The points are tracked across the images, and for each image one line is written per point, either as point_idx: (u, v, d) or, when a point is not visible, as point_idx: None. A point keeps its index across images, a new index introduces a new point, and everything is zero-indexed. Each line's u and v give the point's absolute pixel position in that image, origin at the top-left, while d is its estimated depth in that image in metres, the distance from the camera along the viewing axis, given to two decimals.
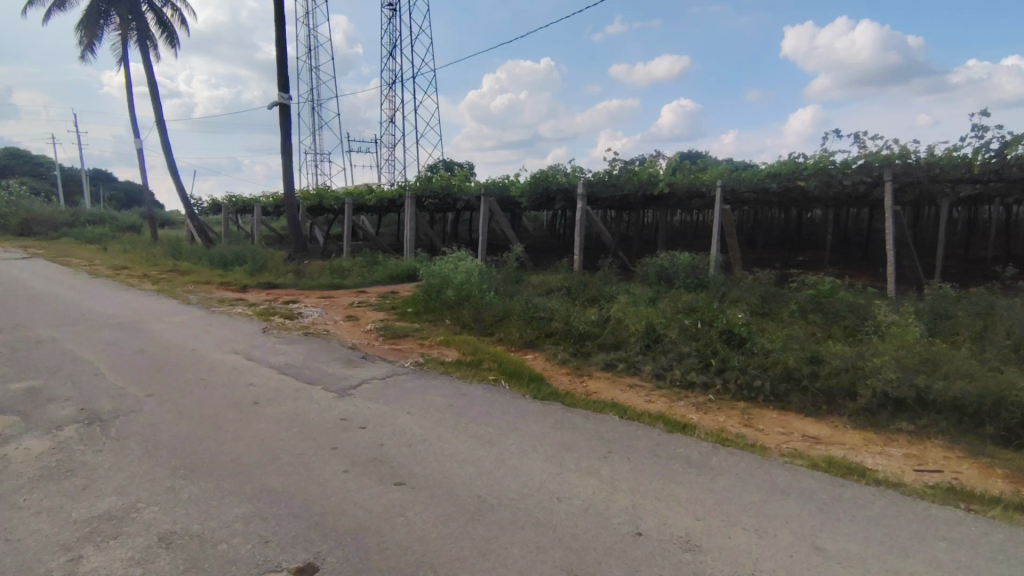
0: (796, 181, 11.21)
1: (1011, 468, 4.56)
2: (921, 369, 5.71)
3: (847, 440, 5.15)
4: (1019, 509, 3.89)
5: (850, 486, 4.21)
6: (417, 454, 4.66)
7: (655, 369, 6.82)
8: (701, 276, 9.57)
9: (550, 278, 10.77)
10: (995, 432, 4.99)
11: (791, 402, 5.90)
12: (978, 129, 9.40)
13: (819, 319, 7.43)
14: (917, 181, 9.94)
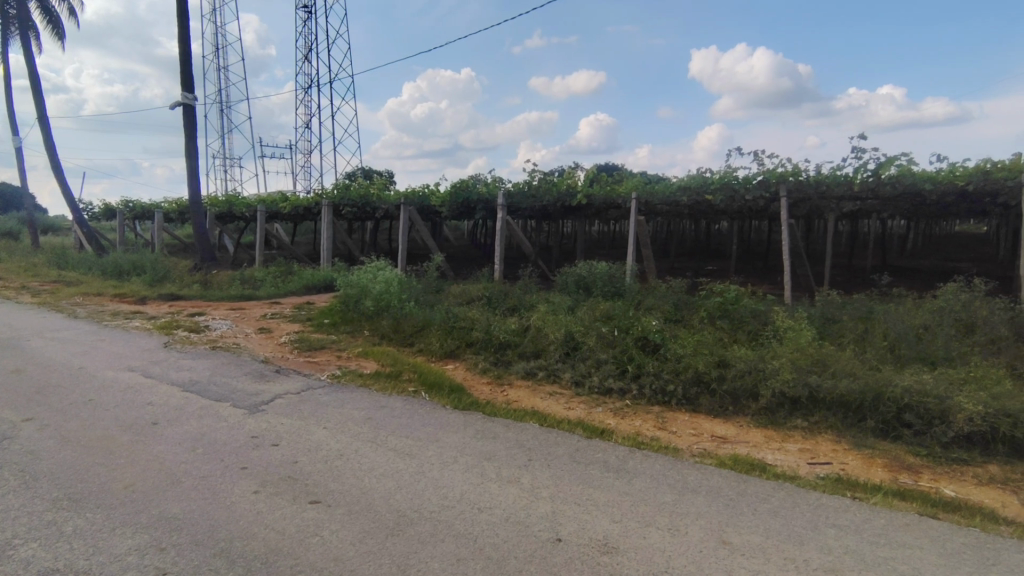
0: (703, 195, 11.92)
1: (889, 457, 5.03)
2: (813, 369, 6.19)
3: (750, 438, 5.50)
4: (896, 495, 4.30)
5: (752, 481, 4.49)
6: (334, 470, 4.51)
7: (574, 376, 6.99)
8: (617, 285, 9.92)
9: (471, 287, 10.78)
10: (875, 425, 5.49)
11: (700, 404, 6.22)
12: (857, 150, 10.41)
13: (725, 325, 7.89)
14: (808, 197, 10.85)
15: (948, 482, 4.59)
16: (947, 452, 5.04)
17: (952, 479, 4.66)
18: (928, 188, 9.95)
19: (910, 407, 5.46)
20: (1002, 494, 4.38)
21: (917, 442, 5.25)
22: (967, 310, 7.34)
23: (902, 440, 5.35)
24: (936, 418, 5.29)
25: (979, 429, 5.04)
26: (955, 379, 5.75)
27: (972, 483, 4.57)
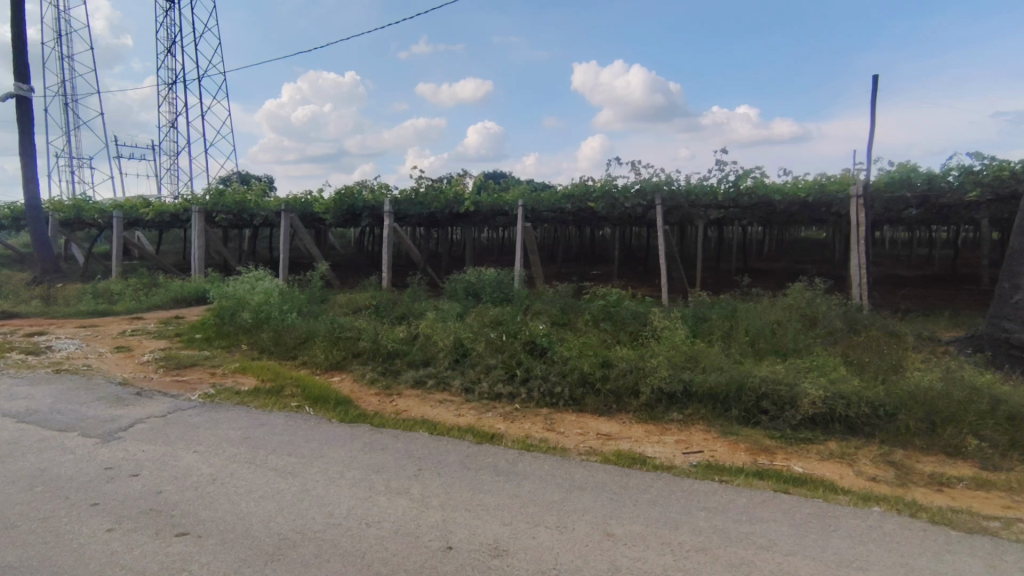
0: (586, 203, 12.49)
1: (750, 442, 5.53)
2: (686, 366, 6.67)
3: (631, 434, 5.81)
4: (756, 475, 4.74)
5: (633, 474, 4.75)
6: (205, 497, 4.17)
7: (464, 383, 7.01)
8: (506, 290, 10.08)
9: (357, 296, 10.46)
10: (739, 413, 6.01)
11: (586, 404, 6.48)
12: (720, 163, 11.41)
13: (608, 327, 8.29)
14: (680, 205, 11.71)
15: (797, 460, 5.14)
16: (797, 434, 5.64)
17: (801, 457, 5.21)
18: (778, 199, 11.12)
19: (767, 395, 6.03)
20: (841, 467, 4.97)
21: (773, 426, 5.82)
22: (812, 306, 8.26)
23: (760, 425, 5.91)
24: (788, 404, 5.89)
25: (822, 411, 5.68)
26: (802, 368, 6.45)
27: (817, 460, 5.14)
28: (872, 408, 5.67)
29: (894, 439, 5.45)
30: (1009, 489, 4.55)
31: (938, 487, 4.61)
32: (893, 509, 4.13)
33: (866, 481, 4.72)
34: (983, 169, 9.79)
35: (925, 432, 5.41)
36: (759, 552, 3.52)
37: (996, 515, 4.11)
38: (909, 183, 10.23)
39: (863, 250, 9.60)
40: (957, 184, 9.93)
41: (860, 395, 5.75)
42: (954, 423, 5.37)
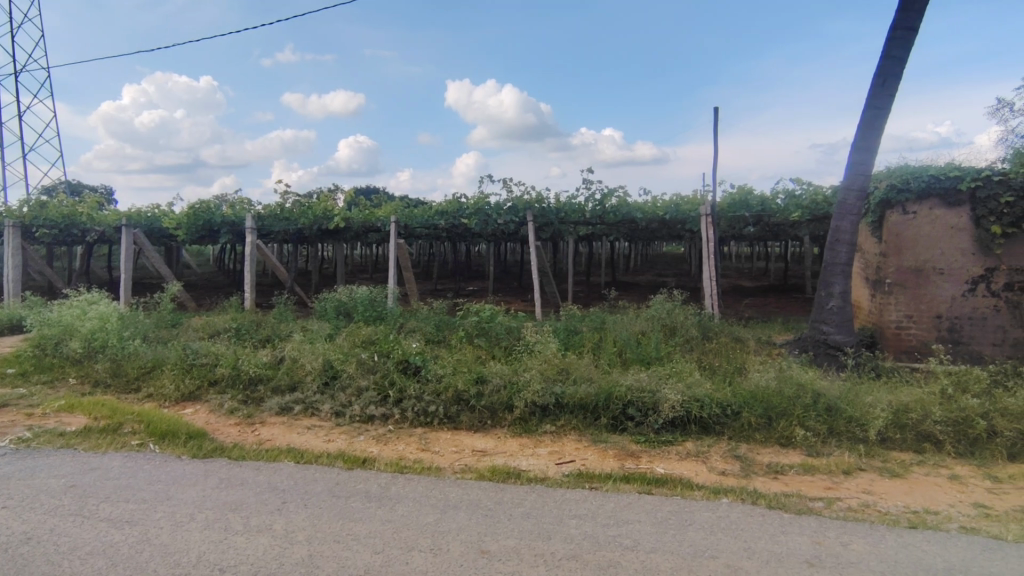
0: (460, 219, 12.62)
1: (617, 448, 5.82)
2: (557, 378, 6.89)
3: (507, 448, 5.87)
4: (623, 479, 4.98)
5: (507, 489, 4.78)
6: (17, 560, 3.57)
7: (335, 407, 6.70)
8: (379, 308, 9.80)
9: (214, 319, 9.63)
10: (607, 421, 6.31)
11: (461, 421, 6.46)
12: (586, 183, 12.07)
13: (482, 343, 8.37)
14: (550, 222, 12.20)
15: (660, 461, 5.48)
16: (659, 436, 6.03)
17: (662, 458, 5.57)
18: (639, 217, 11.96)
19: (631, 402, 6.39)
20: (696, 465, 5.37)
21: (638, 431, 6.16)
22: (670, 316, 8.93)
23: (627, 431, 6.24)
24: (650, 409, 6.28)
25: (679, 414, 6.13)
26: (661, 375, 6.93)
27: (676, 459, 5.52)
28: (721, 409, 6.20)
29: (740, 435, 6.00)
30: (831, 472, 5.19)
31: (775, 475, 5.14)
32: (739, 499, 4.53)
33: (717, 475, 5.15)
34: (803, 193, 11.25)
35: (764, 426, 6.02)
36: (625, 552, 3.67)
37: (820, 495, 4.66)
38: (747, 204, 11.48)
39: (711, 264, 10.57)
40: (784, 206, 11.31)
41: (711, 397, 6.28)
42: (786, 416, 6.03)
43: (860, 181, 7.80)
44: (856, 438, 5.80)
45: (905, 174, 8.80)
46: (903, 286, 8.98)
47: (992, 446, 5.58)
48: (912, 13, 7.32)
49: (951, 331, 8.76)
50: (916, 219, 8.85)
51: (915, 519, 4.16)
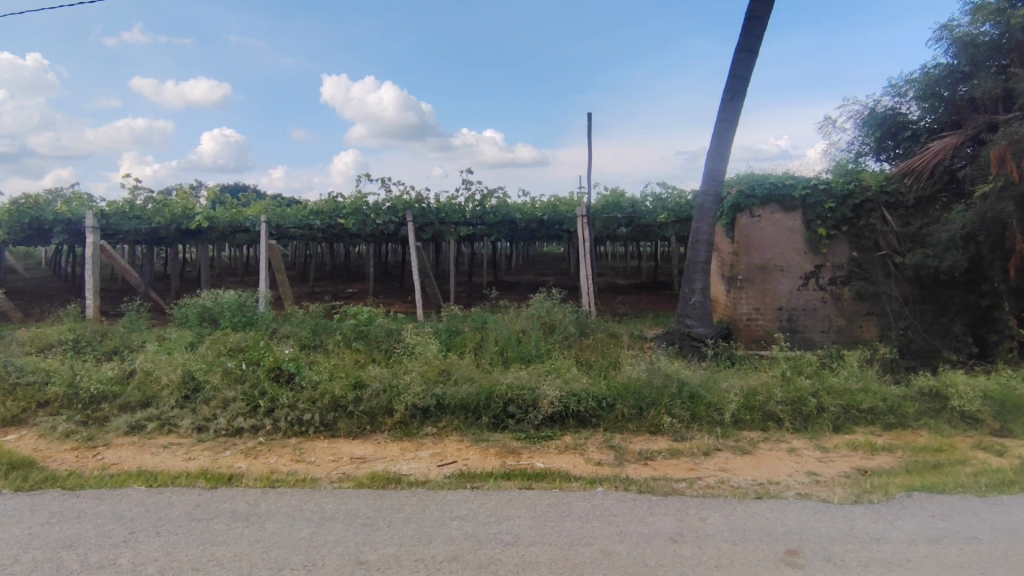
0: (337, 220, 12.17)
1: (499, 446, 5.89)
2: (438, 380, 6.85)
3: (387, 453, 5.72)
4: (504, 476, 5.05)
5: (387, 495, 4.65)
6: None
7: (196, 422, 6.15)
8: (248, 313, 9.14)
9: (46, 330, 8.45)
10: (489, 420, 6.36)
11: (339, 428, 6.21)
12: (465, 184, 12.17)
13: (361, 347, 8.10)
14: (430, 223, 12.15)
15: (539, 456, 5.63)
16: (538, 432, 6.19)
17: (541, 453, 5.72)
18: (518, 218, 12.24)
19: (512, 400, 6.50)
20: (574, 457, 5.59)
21: (518, 428, 6.29)
22: (549, 314, 9.21)
23: (508, 428, 6.34)
24: (530, 406, 6.42)
25: (558, 409, 6.34)
26: (541, 372, 7.13)
27: (555, 453, 5.70)
28: (596, 402, 6.49)
29: (613, 425, 6.32)
30: (692, 454, 5.63)
31: (645, 461, 5.49)
32: (613, 486, 4.77)
33: (593, 466, 5.38)
34: (667, 197, 12.15)
35: (635, 416, 6.39)
36: (505, 548, 3.72)
37: (683, 477, 5.05)
38: (618, 206, 12.22)
39: (587, 264, 11.05)
40: (651, 208, 12.15)
41: (587, 391, 6.57)
42: (655, 405, 6.45)
43: (714, 186, 8.55)
44: (714, 421, 6.34)
45: (751, 181, 9.79)
46: (751, 281, 9.97)
47: (822, 420, 6.35)
48: (753, 36, 8.13)
49: (791, 321, 9.87)
50: (761, 222, 9.87)
51: (761, 490, 4.64)
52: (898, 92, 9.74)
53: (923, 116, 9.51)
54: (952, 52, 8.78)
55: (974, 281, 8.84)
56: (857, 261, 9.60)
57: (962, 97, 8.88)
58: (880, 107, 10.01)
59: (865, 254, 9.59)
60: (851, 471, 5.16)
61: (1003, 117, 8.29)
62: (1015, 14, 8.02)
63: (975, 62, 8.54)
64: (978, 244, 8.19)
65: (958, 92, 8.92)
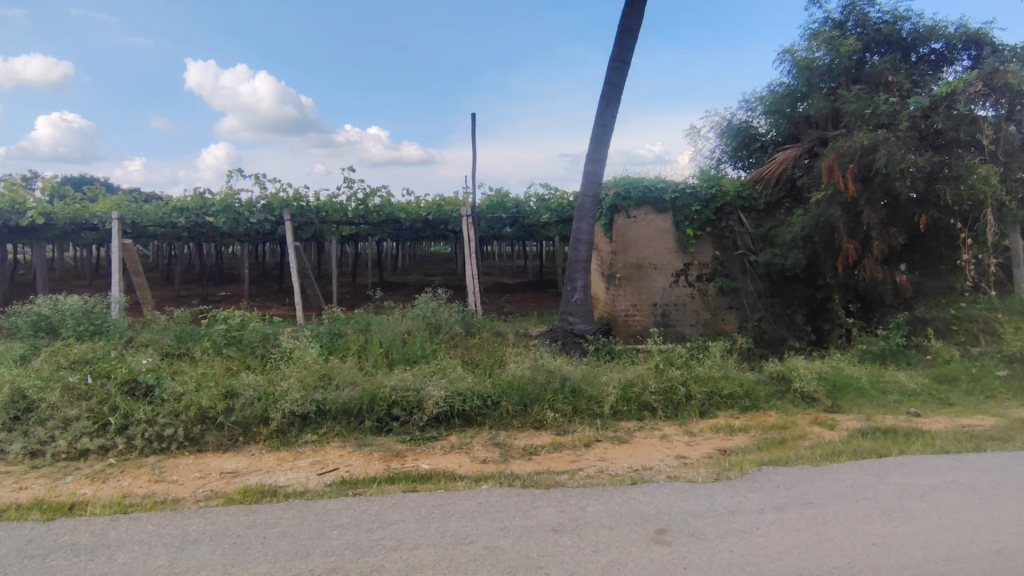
0: (204, 217, 11.25)
1: (384, 450, 5.74)
2: (318, 385, 6.56)
3: (261, 465, 5.38)
4: (387, 480, 4.94)
5: (260, 510, 4.36)
6: None
7: (30, 446, 5.42)
8: (97, 319, 8.18)
9: None
10: (373, 424, 6.20)
11: (207, 442, 5.74)
12: (348, 182, 11.75)
13: (233, 353, 7.56)
14: (310, 221, 11.59)
15: (425, 458, 5.57)
16: (423, 433, 6.12)
17: (427, 454, 5.67)
18: (402, 217, 12.00)
19: (396, 402, 6.37)
20: (459, 456, 5.60)
21: (403, 430, 6.18)
22: (435, 314, 9.15)
23: (392, 431, 6.21)
24: (415, 407, 6.34)
25: (443, 409, 6.32)
26: (426, 373, 7.07)
27: (440, 454, 5.67)
28: (482, 400, 6.55)
29: (499, 422, 6.41)
30: (574, 447, 5.85)
31: (529, 456, 5.62)
32: (497, 483, 4.83)
33: (478, 464, 5.42)
34: (550, 198, 12.53)
35: (519, 413, 6.53)
36: (388, 554, 3.64)
37: (565, 469, 5.23)
38: (503, 206, 12.57)
39: (473, 264, 11.11)
40: (535, 209, 12.48)
41: (472, 391, 6.60)
42: (539, 401, 6.63)
43: (592, 188, 8.93)
44: (594, 414, 6.64)
45: (626, 184, 10.40)
46: (628, 279, 10.56)
47: (690, 407, 6.88)
48: (626, 47, 8.61)
49: (663, 316, 10.58)
50: (635, 223, 10.49)
51: (635, 476, 4.94)
52: (751, 107, 10.78)
53: (770, 129, 10.62)
54: (793, 73, 9.88)
55: (813, 277, 9.99)
56: (719, 259, 10.53)
57: (800, 114, 9.99)
58: (736, 120, 11.03)
59: (725, 253, 10.53)
60: (713, 452, 5.64)
61: (832, 133, 9.45)
62: (842, 43, 9.16)
63: (810, 83, 9.67)
64: (815, 244, 9.28)
65: (798, 109, 10.03)
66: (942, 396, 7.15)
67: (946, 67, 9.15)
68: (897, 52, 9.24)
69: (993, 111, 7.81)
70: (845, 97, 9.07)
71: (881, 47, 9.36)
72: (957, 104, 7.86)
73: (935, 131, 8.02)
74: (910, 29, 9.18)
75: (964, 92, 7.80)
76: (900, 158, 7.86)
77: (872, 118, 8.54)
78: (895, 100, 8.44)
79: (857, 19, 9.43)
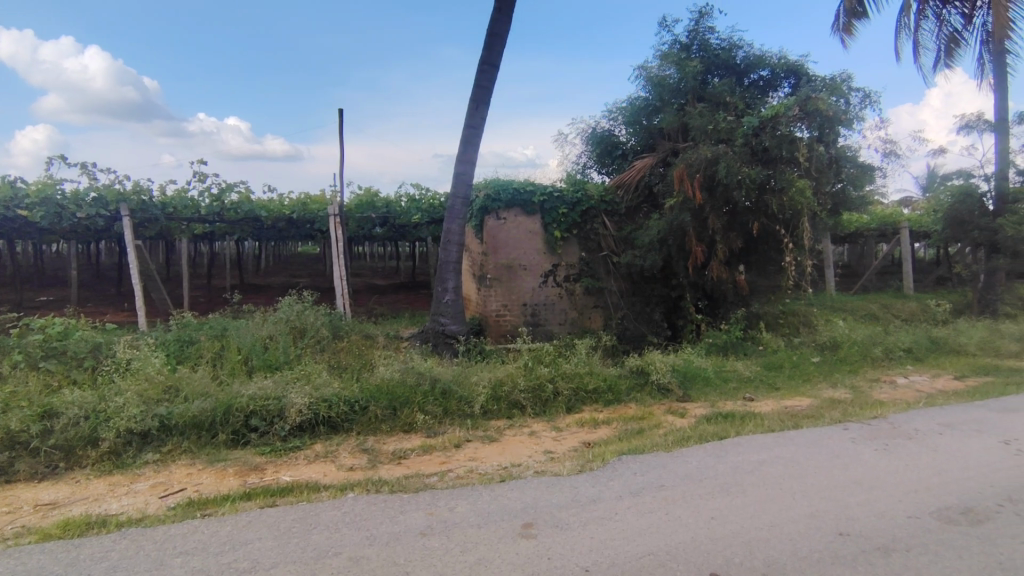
0: (16, 210, 9.74)
1: (238, 465, 5.30)
2: (161, 399, 5.95)
3: (88, 493, 4.74)
4: (242, 498, 4.57)
5: (85, 544, 3.84)
6: None
7: None
8: None
9: None
10: (227, 437, 5.72)
11: (18, 471, 4.98)
12: (198, 176, 10.77)
13: (55, 367, 6.62)
14: (154, 218, 10.46)
15: (286, 470, 5.23)
16: (285, 444, 5.76)
17: (289, 466, 5.33)
18: (263, 216, 11.22)
19: (254, 413, 5.94)
20: (324, 466, 5.34)
21: (262, 442, 5.77)
22: (300, 318, 8.66)
23: (250, 444, 5.77)
24: (276, 417, 5.96)
25: (307, 417, 6.00)
26: (289, 380, 6.67)
27: (303, 464, 5.37)
28: (349, 406, 6.31)
29: (367, 428, 6.21)
30: (444, 448, 5.83)
31: (398, 460, 5.51)
32: (364, 490, 4.67)
33: (344, 472, 5.21)
34: (421, 198, 12.38)
35: (389, 417, 6.37)
36: None
37: (434, 471, 5.20)
38: (373, 205, 12.24)
39: (341, 264, 10.66)
40: (406, 208, 12.26)
41: (339, 396, 6.34)
42: (409, 404, 6.53)
43: (462, 189, 8.98)
44: (464, 414, 6.67)
45: (496, 185, 10.62)
46: (499, 280, 10.77)
47: (557, 403, 7.15)
48: (494, 52, 8.76)
49: (532, 316, 10.91)
50: (505, 224, 10.72)
51: (504, 473, 5.03)
52: (612, 117, 11.47)
53: (630, 139, 11.37)
54: (648, 88, 10.67)
55: (667, 277, 10.83)
56: (585, 260, 11.07)
57: (654, 126, 10.82)
58: (600, 128, 11.67)
59: (591, 254, 11.10)
60: (578, 445, 5.91)
61: (682, 145, 10.34)
62: (688, 64, 10.08)
63: (663, 98, 10.50)
64: (669, 247, 10.07)
65: (652, 122, 10.85)
66: (772, 381, 8.12)
67: (772, 92, 10.39)
68: (733, 76, 10.33)
69: (808, 133, 8.98)
70: (691, 113, 9.97)
71: (721, 70, 10.41)
72: (780, 124, 8.93)
73: (763, 148, 9.03)
74: (743, 56, 10.30)
75: (785, 114, 8.89)
76: (736, 171, 8.77)
77: (714, 134, 9.47)
78: (731, 119, 9.43)
79: (700, 44, 10.40)
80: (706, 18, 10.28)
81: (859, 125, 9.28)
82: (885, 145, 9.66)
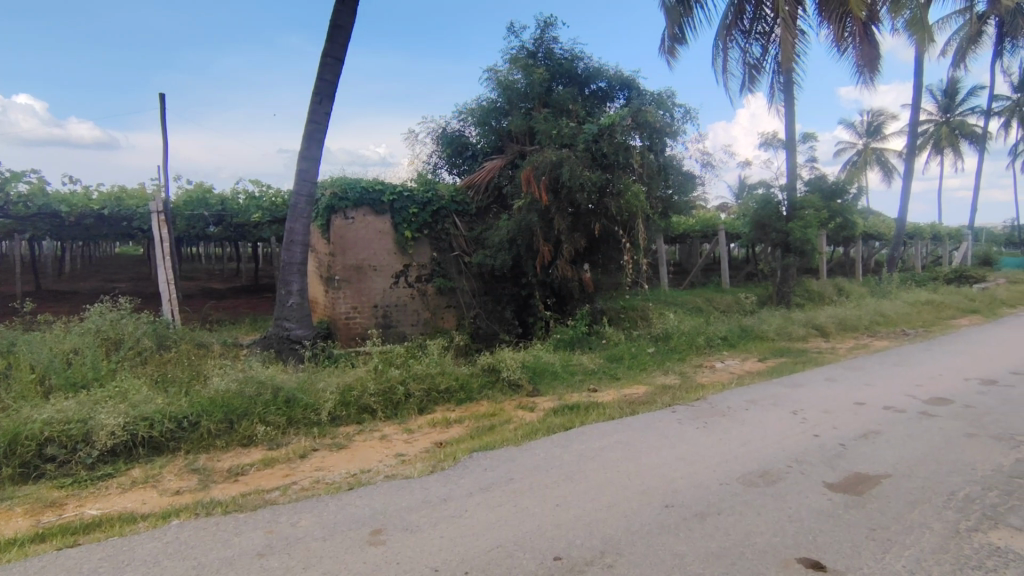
0: None
1: (29, 501, 4.53)
2: None
3: None
4: (33, 540, 3.90)
5: None
6: None
7: None
8: None
9: None
10: (12, 471, 4.87)
11: None
12: None
13: None
14: None
15: (93, 502, 4.56)
16: (93, 472, 5.03)
17: (97, 497, 4.67)
18: (64, 211, 9.71)
19: (51, 440, 5.13)
20: (143, 493, 4.74)
21: (62, 473, 4.99)
22: (114, 328, 7.63)
23: (45, 476, 4.97)
24: (80, 442, 5.19)
25: (122, 439, 5.29)
26: (99, 399, 5.84)
27: (116, 494, 4.72)
28: (174, 422, 5.66)
29: (197, 446, 5.62)
30: (287, 460, 5.48)
31: (234, 478, 5.06)
32: (191, 515, 4.22)
33: (168, 497, 4.67)
34: (262, 197, 11.46)
35: (224, 431, 5.83)
36: None
37: (276, 485, 4.85)
38: (204, 203, 11.07)
39: (168, 267, 9.54)
40: (243, 206, 11.28)
41: (161, 413, 5.67)
42: (247, 416, 6.04)
43: (306, 186, 8.50)
44: (311, 422, 6.32)
45: (343, 184, 10.20)
46: (348, 281, 10.35)
47: (409, 404, 7.05)
48: (338, 44, 8.41)
49: (384, 317, 10.67)
50: (354, 223, 10.35)
51: (352, 481, 4.86)
52: (462, 118, 11.60)
53: (479, 140, 11.55)
54: (496, 91, 10.95)
55: (517, 276, 11.20)
56: (437, 260, 11.06)
57: (503, 128, 11.14)
58: (450, 129, 11.73)
59: (443, 254, 11.11)
60: (430, 445, 5.88)
61: (529, 148, 10.76)
62: (534, 71, 10.53)
63: (511, 101, 10.85)
64: (518, 246, 10.42)
65: (501, 124, 11.16)
66: (612, 372, 8.75)
67: (608, 103, 11.18)
68: (575, 85, 10.96)
69: (639, 142, 9.82)
70: (537, 118, 10.42)
71: (564, 78, 11.01)
72: (616, 133, 9.66)
73: (602, 154, 9.70)
74: (584, 67, 10.96)
75: (620, 124, 9.63)
76: (578, 174, 9.32)
77: (557, 138, 9.97)
78: (573, 125, 10.00)
79: (545, 53, 10.91)
80: (550, 29, 10.81)
81: (682, 137, 10.34)
82: (703, 157, 10.88)
